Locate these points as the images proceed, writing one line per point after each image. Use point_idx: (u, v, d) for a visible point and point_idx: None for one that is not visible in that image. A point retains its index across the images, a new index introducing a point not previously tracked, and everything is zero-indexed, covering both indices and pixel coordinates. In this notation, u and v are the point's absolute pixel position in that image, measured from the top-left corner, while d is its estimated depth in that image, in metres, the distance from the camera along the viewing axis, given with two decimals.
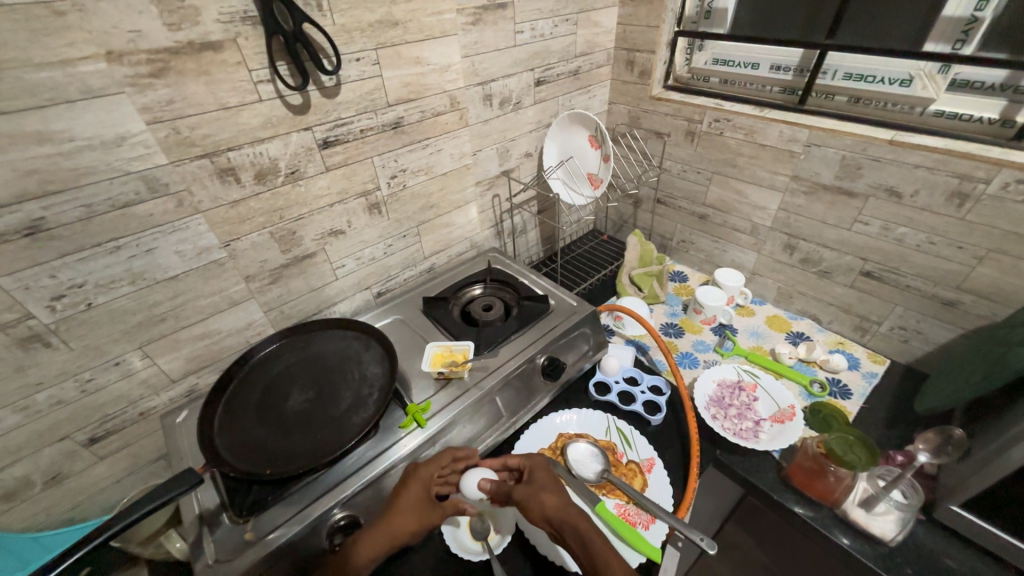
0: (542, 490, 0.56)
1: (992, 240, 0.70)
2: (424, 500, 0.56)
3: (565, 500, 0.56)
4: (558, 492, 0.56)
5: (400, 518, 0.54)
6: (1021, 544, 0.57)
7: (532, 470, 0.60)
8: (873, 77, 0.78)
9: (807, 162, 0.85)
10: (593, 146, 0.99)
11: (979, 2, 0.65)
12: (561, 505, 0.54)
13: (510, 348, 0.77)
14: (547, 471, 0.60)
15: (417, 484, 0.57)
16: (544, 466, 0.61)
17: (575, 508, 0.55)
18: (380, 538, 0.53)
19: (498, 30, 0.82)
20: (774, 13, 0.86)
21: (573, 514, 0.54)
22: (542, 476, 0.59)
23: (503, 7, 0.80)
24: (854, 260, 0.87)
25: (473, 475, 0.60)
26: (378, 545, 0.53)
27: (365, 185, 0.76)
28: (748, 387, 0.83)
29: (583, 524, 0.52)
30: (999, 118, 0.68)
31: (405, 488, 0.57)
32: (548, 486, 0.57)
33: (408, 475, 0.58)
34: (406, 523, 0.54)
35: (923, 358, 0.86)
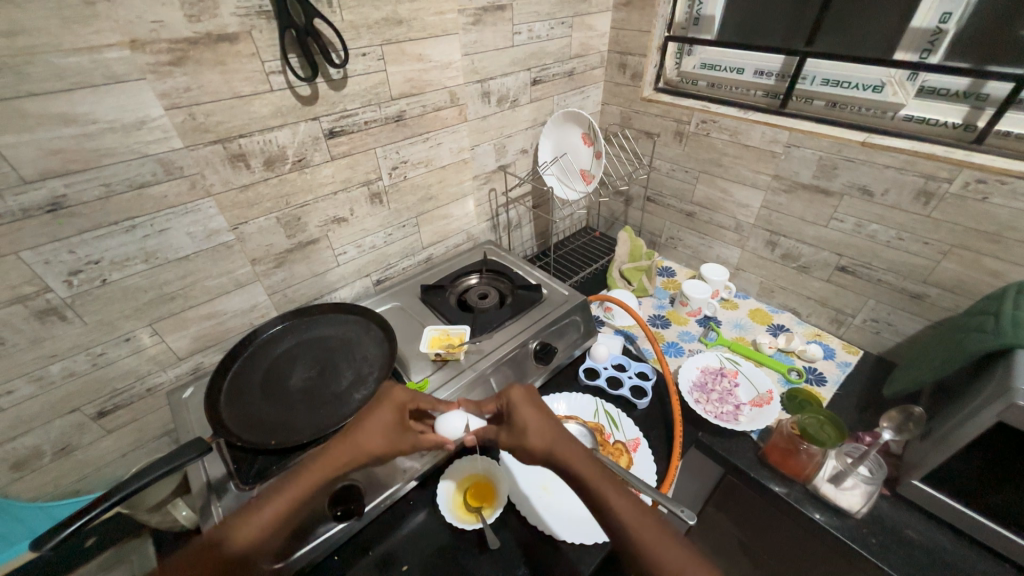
0: (525, 436, 0.57)
1: (955, 236, 0.75)
2: (397, 423, 0.58)
3: (550, 435, 0.57)
4: (541, 431, 0.57)
5: (368, 435, 0.56)
6: (974, 514, 0.61)
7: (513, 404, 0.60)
8: (849, 83, 0.83)
9: (787, 162, 0.90)
10: (585, 144, 1.03)
11: (943, 15, 0.70)
12: (545, 444, 0.56)
13: (504, 332, 0.81)
14: (528, 406, 0.59)
15: (389, 407, 0.58)
16: (527, 395, 0.61)
17: (560, 441, 0.56)
18: (347, 454, 0.55)
19: (497, 31, 0.85)
20: (758, 21, 0.91)
21: (557, 449, 0.55)
22: (523, 417, 0.59)
23: (502, 9, 0.84)
24: (831, 255, 0.92)
25: (447, 420, 0.61)
26: (346, 460, 0.54)
27: (367, 175, 0.80)
28: (729, 373, 0.88)
29: (565, 454, 0.54)
30: (963, 123, 0.74)
31: (378, 408, 0.57)
32: (530, 429, 0.57)
33: (381, 396, 0.59)
34: (377, 438, 0.56)
35: (894, 349, 0.91)
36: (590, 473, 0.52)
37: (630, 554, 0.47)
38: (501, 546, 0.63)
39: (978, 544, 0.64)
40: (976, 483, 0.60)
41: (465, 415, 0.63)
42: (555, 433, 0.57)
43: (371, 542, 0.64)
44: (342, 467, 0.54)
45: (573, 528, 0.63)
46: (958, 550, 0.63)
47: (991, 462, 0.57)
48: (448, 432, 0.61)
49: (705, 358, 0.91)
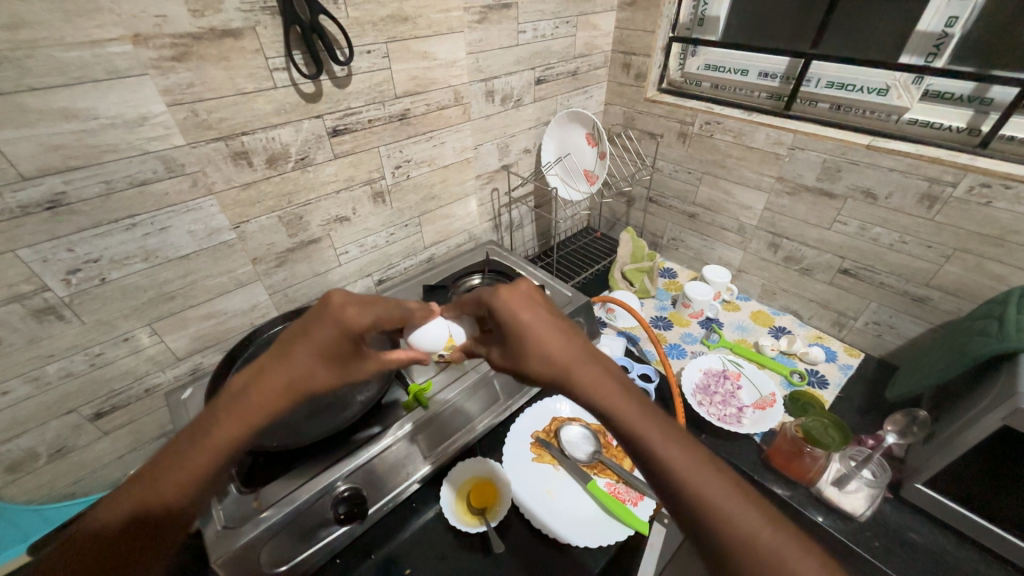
0: (529, 355, 0.43)
1: (958, 240, 0.75)
2: (336, 347, 0.43)
3: (562, 350, 0.42)
4: (551, 347, 0.42)
5: (297, 364, 0.41)
6: (976, 517, 0.62)
7: (506, 305, 0.45)
8: (853, 86, 0.83)
9: (791, 164, 0.89)
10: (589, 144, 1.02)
11: (949, 19, 0.71)
12: (556, 364, 0.42)
13: None
14: (529, 313, 0.45)
15: (331, 324, 0.43)
16: (528, 295, 0.46)
17: (572, 356, 0.42)
18: (267, 390, 0.41)
19: (502, 29, 0.84)
20: (763, 22, 0.91)
21: (569, 368, 0.41)
22: (525, 325, 0.44)
23: (507, 7, 0.83)
24: (833, 258, 0.92)
25: (424, 333, 0.62)
26: (274, 396, 0.41)
27: (370, 174, 0.79)
28: (732, 376, 0.88)
29: (581, 374, 0.40)
30: (967, 127, 0.74)
31: (315, 326, 0.42)
32: (535, 344, 0.43)
33: (321, 307, 0.43)
34: (310, 363, 0.42)
35: (895, 352, 0.91)
36: (618, 401, 0.39)
37: (682, 505, 0.33)
38: (505, 547, 0.63)
39: (978, 546, 0.64)
40: (979, 485, 0.60)
41: (443, 328, 0.63)
42: (568, 350, 0.42)
43: (373, 544, 0.63)
44: (268, 412, 0.41)
45: (576, 530, 0.63)
46: (961, 553, 0.64)
47: (993, 466, 0.58)
48: (423, 344, 0.62)
49: (707, 359, 0.91)
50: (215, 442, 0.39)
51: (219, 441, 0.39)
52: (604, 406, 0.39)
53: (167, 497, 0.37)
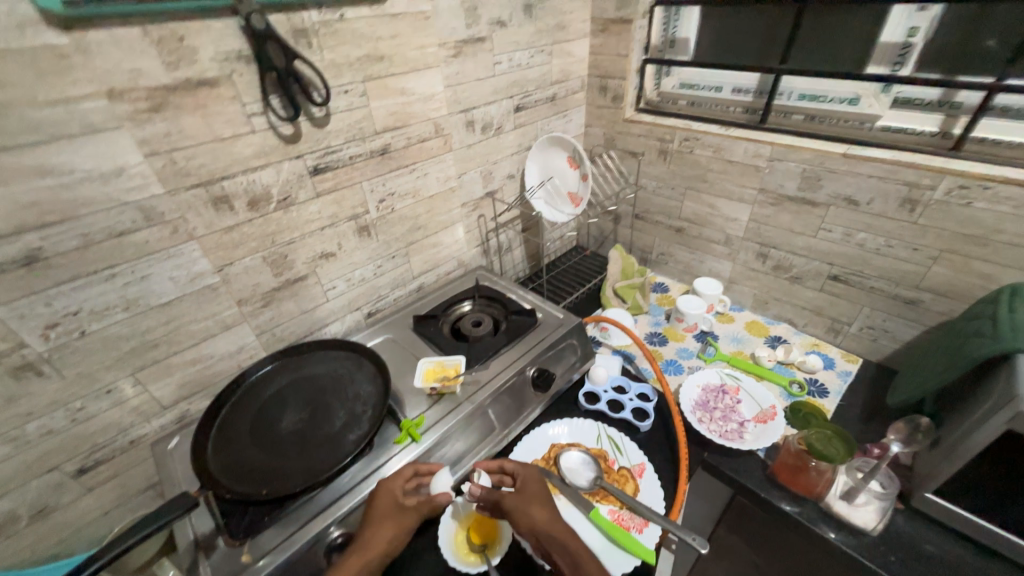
0: (529, 504, 0.60)
1: (942, 241, 0.75)
2: (400, 507, 0.59)
3: (553, 514, 0.60)
4: (545, 508, 0.60)
5: (382, 528, 0.56)
6: (991, 526, 0.60)
7: (524, 475, 0.64)
8: (825, 96, 0.85)
9: (771, 175, 0.90)
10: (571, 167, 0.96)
11: (910, 29, 0.73)
12: (543, 520, 0.58)
13: (500, 361, 0.80)
14: (538, 483, 0.64)
15: (388, 497, 0.59)
16: (537, 483, 0.64)
17: (564, 527, 0.58)
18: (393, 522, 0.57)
19: (478, 62, 0.86)
20: (732, 41, 0.94)
21: (559, 526, 0.58)
22: (532, 488, 0.62)
23: (481, 41, 0.85)
24: (822, 265, 0.92)
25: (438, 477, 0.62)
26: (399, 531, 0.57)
27: (354, 209, 0.79)
28: (731, 390, 0.86)
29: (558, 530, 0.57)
30: (940, 131, 0.76)
31: (377, 499, 0.59)
32: (537, 499, 0.61)
33: (377, 488, 0.60)
34: (390, 531, 0.56)
35: (892, 356, 0.90)
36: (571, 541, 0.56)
37: None
38: None
39: (991, 552, 0.63)
40: (989, 491, 0.59)
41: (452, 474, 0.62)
42: (553, 513, 0.60)
43: None
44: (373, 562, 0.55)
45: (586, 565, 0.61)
46: (980, 563, 0.61)
47: (1000, 471, 0.56)
48: (442, 490, 0.61)
49: (705, 374, 0.89)
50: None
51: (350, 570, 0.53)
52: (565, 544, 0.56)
53: None
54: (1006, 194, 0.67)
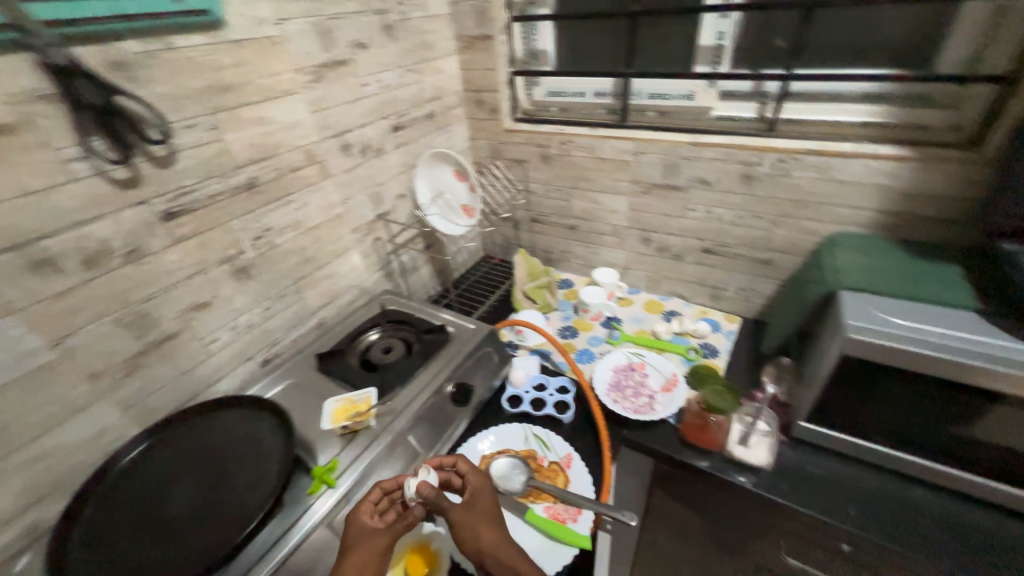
0: (477, 524, 0.56)
1: (777, 207, 0.89)
2: (376, 533, 0.54)
3: (499, 532, 0.56)
4: (491, 524, 0.56)
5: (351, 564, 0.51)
6: (849, 437, 0.71)
7: (476, 482, 0.60)
8: (669, 94, 0.96)
9: (639, 167, 1.00)
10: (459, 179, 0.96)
11: (718, 33, 0.87)
12: (489, 541, 0.55)
13: (416, 383, 0.77)
14: (486, 496, 0.59)
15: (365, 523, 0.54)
16: (487, 494, 0.60)
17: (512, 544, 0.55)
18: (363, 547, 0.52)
19: (343, 85, 0.83)
20: (584, 51, 1.03)
21: (506, 547, 0.54)
22: (480, 505, 0.58)
23: (343, 64, 0.82)
24: (694, 241, 1.03)
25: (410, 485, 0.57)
26: (371, 556, 0.52)
27: (226, 251, 0.72)
28: (638, 366, 0.92)
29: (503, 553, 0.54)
30: (759, 115, 0.91)
31: (350, 530, 0.54)
32: (484, 518, 0.57)
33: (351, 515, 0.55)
34: (360, 564, 0.51)
35: (762, 310, 1.04)
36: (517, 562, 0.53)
37: None
38: None
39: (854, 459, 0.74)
40: (842, 409, 0.70)
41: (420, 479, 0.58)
42: (501, 534, 0.56)
43: None
44: None
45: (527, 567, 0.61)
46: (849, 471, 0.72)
47: (846, 390, 0.67)
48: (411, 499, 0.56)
49: (614, 356, 0.94)
50: None
51: None
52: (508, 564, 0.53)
53: None
54: (812, 162, 0.81)
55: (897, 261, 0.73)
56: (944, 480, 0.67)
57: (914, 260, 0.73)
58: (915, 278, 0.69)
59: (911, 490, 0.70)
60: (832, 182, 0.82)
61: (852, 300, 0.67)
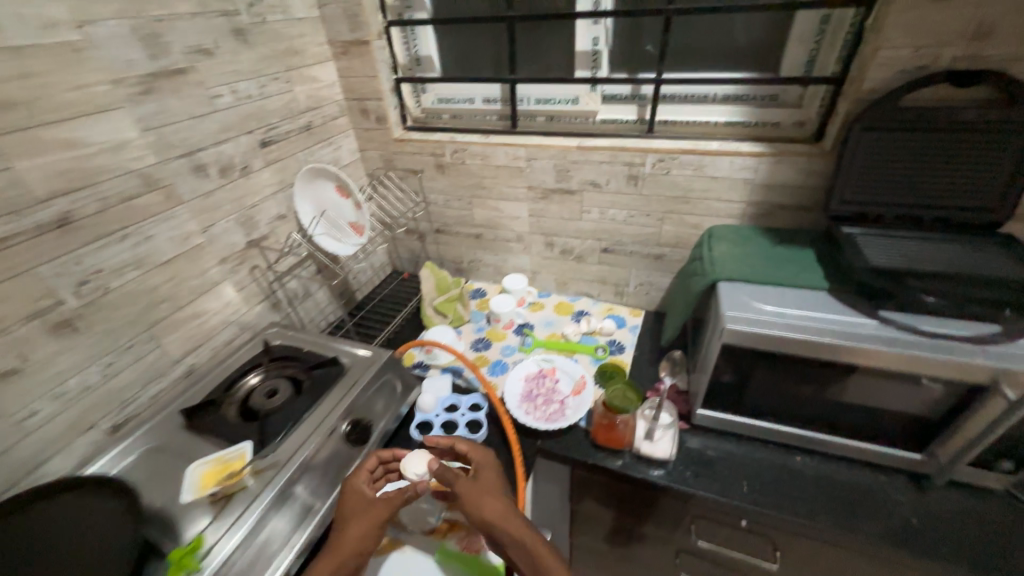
0: (484, 495, 0.57)
1: (662, 204, 0.93)
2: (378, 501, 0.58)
3: (504, 500, 0.57)
4: (497, 497, 0.57)
5: (349, 532, 0.55)
6: (738, 418, 0.75)
7: (477, 455, 0.63)
8: (555, 99, 0.97)
9: (533, 173, 0.99)
10: (343, 196, 0.90)
11: (592, 40, 0.88)
12: (494, 515, 0.55)
13: (304, 428, 0.69)
14: (491, 468, 0.62)
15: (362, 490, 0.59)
16: (490, 465, 0.62)
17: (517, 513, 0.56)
18: (365, 515, 0.56)
19: (186, 97, 0.71)
20: (469, 58, 1.01)
21: (506, 516, 0.55)
22: (485, 475, 0.60)
23: (182, 73, 0.70)
24: (594, 242, 1.05)
25: (410, 459, 0.63)
26: (372, 525, 0.56)
27: (35, 304, 0.58)
28: (549, 372, 0.91)
29: (508, 524, 0.54)
30: (638, 118, 0.94)
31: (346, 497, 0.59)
32: (490, 489, 0.58)
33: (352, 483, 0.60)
34: (360, 530, 0.55)
35: (661, 302, 1.09)
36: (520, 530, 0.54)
37: None
38: None
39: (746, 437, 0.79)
40: (731, 393, 0.74)
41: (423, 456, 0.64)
42: (506, 506, 0.56)
43: None
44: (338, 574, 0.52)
45: None
46: (743, 449, 0.77)
47: (733, 375, 0.71)
48: (414, 473, 0.61)
49: (525, 367, 0.93)
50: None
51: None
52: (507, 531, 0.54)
53: None
54: (687, 160, 0.86)
55: (764, 249, 0.78)
56: (816, 446, 0.72)
57: (777, 247, 0.79)
58: (779, 262, 0.74)
59: (792, 458, 0.75)
60: (706, 179, 0.87)
61: (728, 291, 0.71)
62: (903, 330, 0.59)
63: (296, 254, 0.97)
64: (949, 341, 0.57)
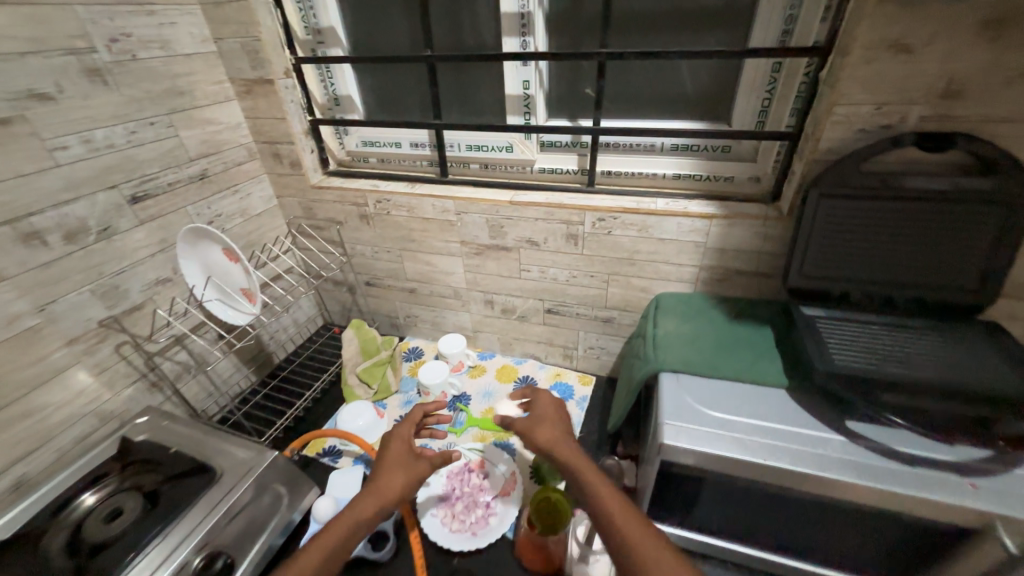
0: (537, 427, 0.60)
1: (606, 266, 0.82)
2: (411, 454, 0.61)
3: (559, 429, 0.60)
4: (552, 426, 0.60)
5: (389, 476, 0.57)
6: (696, 535, 0.62)
7: (537, 397, 0.66)
8: (487, 146, 0.86)
9: (465, 228, 0.88)
10: (232, 260, 0.76)
11: (523, 83, 0.78)
12: (552, 438, 0.58)
13: (143, 566, 0.55)
14: (549, 404, 0.64)
15: (401, 441, 0.62)
16: (549, 402, 0.65)
17: (568, 439, 0.58)
18: (408, 465, 0.59)
19: (8, 153, 0.58)
20: (394, 98, 0.92)
21: (560, 441, 0.57)
22: (542, 411, 0.63)
23: (3, 123, 0.57)
24: (536, 302, 0.93)
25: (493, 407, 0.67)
26: (414, 473, 0.58)
27: None
28: (475, 466, 0.77)
29: (561, 449, 0.56)
30: (579, 169, 0.83)
31: (390, 445, 0.61)
32: (547, 421, 0.61)
33: (389, 436, 0.63)
34: (399, 476, 0.57)
35: (614, 368, 0.97)
36: (573, 454, 0.55)
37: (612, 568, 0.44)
38: None
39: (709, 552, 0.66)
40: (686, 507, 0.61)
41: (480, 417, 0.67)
42: (562, 434, 0.59)
43: None
44: (376, 512, 0.54)
45: None
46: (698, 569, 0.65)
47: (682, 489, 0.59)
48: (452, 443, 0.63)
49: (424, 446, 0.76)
50: (344, 523, 0.52)
51: (358, 516, 0.53)
52: (561, 455, 0.55)
53: (329, 549, 0.50)
54: (630, 220, 0.75)
55: (716, 330, 0.67)
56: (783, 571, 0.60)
57: (732, 326, 0.68)
58: (732, 350, 0.63)
59: None
60: (653, 241, 0.76)
61: (670, 389, 0.59)
62: (871, 451, 0.49)
63: (164, 338, 0.78)
64: (928, 469, 0.47)
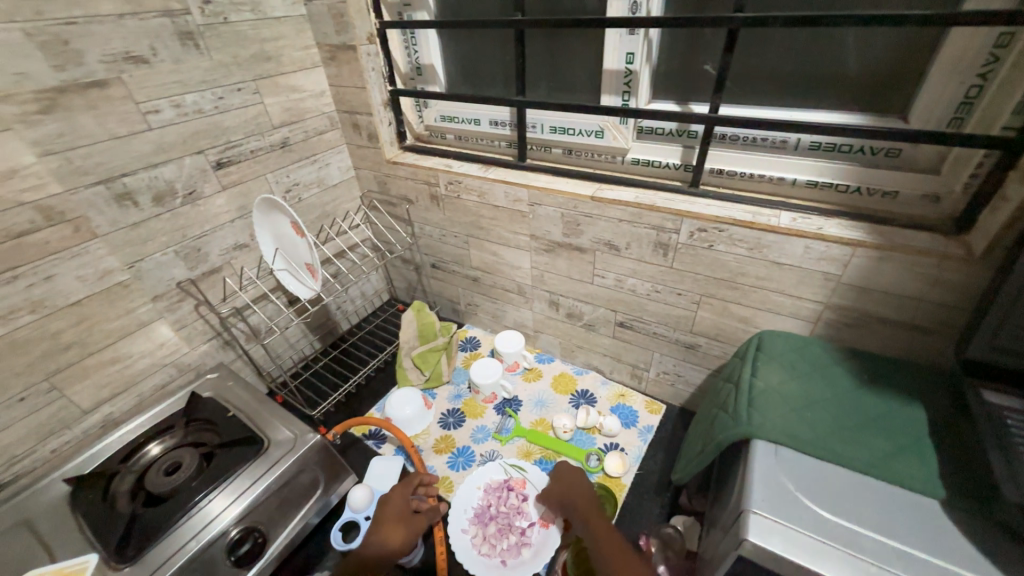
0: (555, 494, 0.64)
1: (700, 285, 0.68)
2: (404, 513, 0.61)
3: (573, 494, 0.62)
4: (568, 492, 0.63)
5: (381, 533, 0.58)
6: None
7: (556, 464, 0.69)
8: (574, 129, 0.74)
9: (536, 221, 0.79)
10: (298, 234, 0.75)
11: (626, 56, 0.64)
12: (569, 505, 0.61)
13: (187, 529, 0.57)
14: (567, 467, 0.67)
15: (395, 499, 0.63)
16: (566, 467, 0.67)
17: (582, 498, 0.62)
18: (402, 525, 0.59)
19: (104, 115, 0.60)
20: (478, 70, 0.83)
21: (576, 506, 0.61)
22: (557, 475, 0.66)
23: (101, 85, 0.59)
24: (607, 311, 0.82)
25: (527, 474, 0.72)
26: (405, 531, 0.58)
27: None
28: (516, 485, 0.71)
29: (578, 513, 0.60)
30: (682, 164, 0.68)
31: (387, 503, 0.63)
32: (561, 486, 0.64)
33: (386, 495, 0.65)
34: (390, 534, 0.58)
35: (689, 399, 0.84)
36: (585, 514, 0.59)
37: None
38: None
39: None
40: None
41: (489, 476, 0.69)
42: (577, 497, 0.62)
43: None
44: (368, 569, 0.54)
45: None
46: None
47: None
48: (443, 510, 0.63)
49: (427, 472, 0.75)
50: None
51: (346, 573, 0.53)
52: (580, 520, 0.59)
53: None
54: (741, 236, 0.60)
55: (836, 397, 0.52)
56: None
57: (859, 395, 0.52)
58: (857, 430, 0.48)
59: None
60: (766, 264, 0.61)
61: (768, 468, 0.45)
62: None
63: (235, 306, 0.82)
64: None
